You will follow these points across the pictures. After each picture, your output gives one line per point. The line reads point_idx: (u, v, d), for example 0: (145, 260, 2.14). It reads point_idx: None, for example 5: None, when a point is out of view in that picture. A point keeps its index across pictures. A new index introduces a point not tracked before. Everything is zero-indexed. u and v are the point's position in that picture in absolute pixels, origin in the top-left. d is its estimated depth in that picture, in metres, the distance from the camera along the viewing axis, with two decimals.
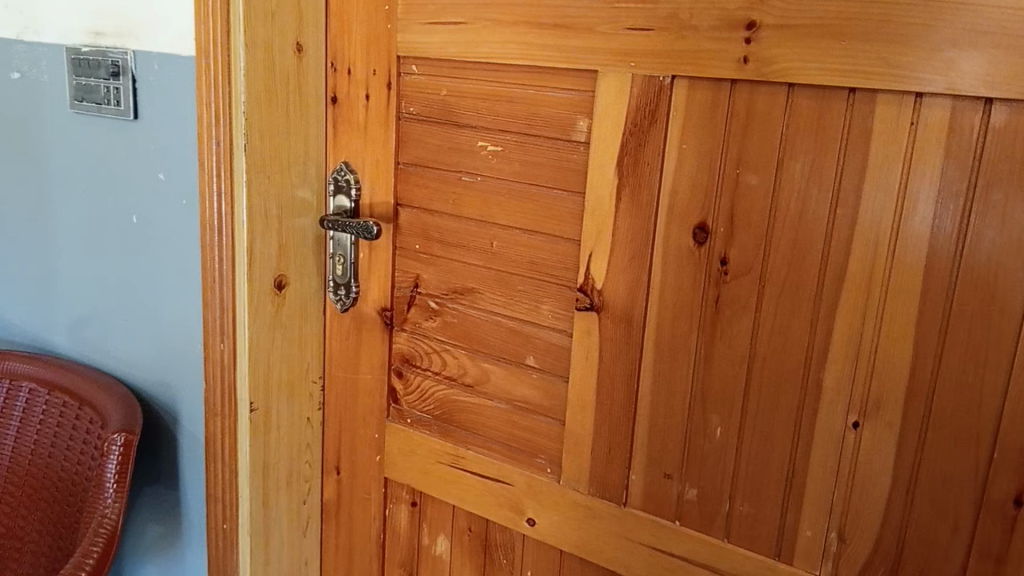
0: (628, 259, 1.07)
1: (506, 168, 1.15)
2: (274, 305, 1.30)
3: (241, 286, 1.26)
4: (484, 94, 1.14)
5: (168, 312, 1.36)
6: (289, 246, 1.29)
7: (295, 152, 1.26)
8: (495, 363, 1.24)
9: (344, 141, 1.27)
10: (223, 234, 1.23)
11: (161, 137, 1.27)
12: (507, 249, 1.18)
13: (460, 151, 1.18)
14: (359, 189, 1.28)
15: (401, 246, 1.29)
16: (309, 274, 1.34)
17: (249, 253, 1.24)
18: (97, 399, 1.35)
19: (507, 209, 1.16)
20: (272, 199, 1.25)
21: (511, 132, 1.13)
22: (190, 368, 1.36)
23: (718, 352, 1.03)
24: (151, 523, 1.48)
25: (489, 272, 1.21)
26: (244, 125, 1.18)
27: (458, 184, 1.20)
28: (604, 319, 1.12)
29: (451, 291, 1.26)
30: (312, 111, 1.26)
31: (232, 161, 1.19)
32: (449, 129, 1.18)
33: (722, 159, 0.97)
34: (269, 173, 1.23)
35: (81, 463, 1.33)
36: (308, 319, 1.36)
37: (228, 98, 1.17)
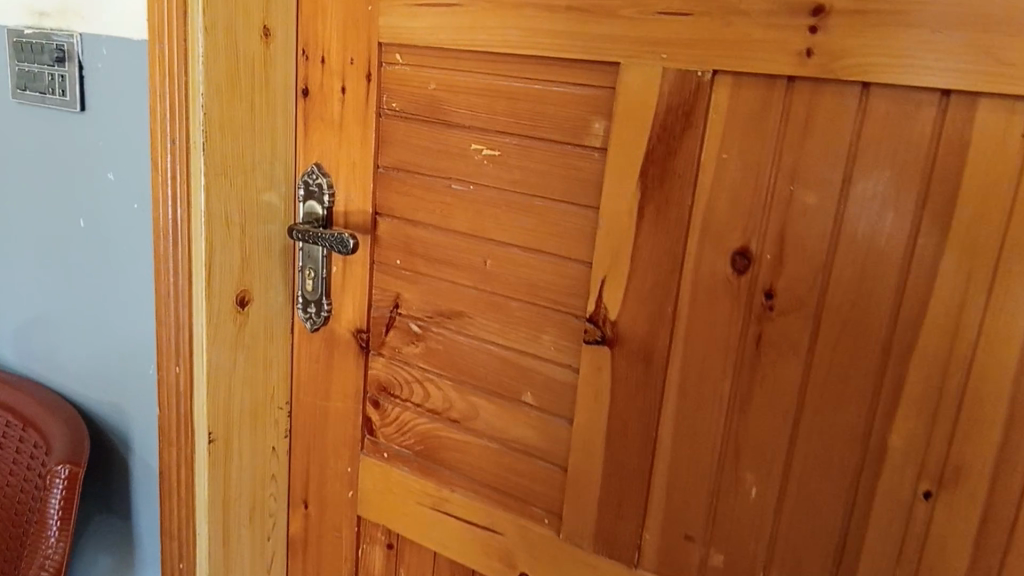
0: (650, 287, 0.90)
1: (504, 176, 0.97)
2: (235, 323, 1.07)
3: (198, 306, 1.02)
4: (479, 89, 0.96)
5: (120, 342, 1.12)
6: (252, 257, 1.07)
7: (261, 151, 1.05)
8: (486, 399, 1.03)
9: (316, 141, 1.07)
10: (178, 244, 1.00)
11: (110, 132, 1.03)
12: (504, 268, 0.99)
13: (449, 154, 1.00)
14: (332, 193, 1.07)
15: (381, 260, 1.08)
16: (275, 285, 1.11)
17: (210, 265, 1.02)
18: (39, 420, 1.11)
19: (505, 224, 0.98)
20: (235, 204, 1.03)
21: (513, 134, 0.95)
22: (144, 400, 1.12)
23: (757, 400, 0.87)
24: (99, 556, 1.24)
25: (480, 294, 1.02)
26: (203, 116, 0.97)
27: (445, 194, 1.01)
28: (618, 356, 0.93)
29: (436, 313, 1.05)
30: (281, 104, 1.05)
31: (188, 160, 0.98)
32: (439, 129, 1.00)
33: (773, 172, 0.82)
34: (232, 177, 1.02)
35: (21, 491, 1.09)
36: (276, 344, 1.13)
37: (183, 85, 0.96)
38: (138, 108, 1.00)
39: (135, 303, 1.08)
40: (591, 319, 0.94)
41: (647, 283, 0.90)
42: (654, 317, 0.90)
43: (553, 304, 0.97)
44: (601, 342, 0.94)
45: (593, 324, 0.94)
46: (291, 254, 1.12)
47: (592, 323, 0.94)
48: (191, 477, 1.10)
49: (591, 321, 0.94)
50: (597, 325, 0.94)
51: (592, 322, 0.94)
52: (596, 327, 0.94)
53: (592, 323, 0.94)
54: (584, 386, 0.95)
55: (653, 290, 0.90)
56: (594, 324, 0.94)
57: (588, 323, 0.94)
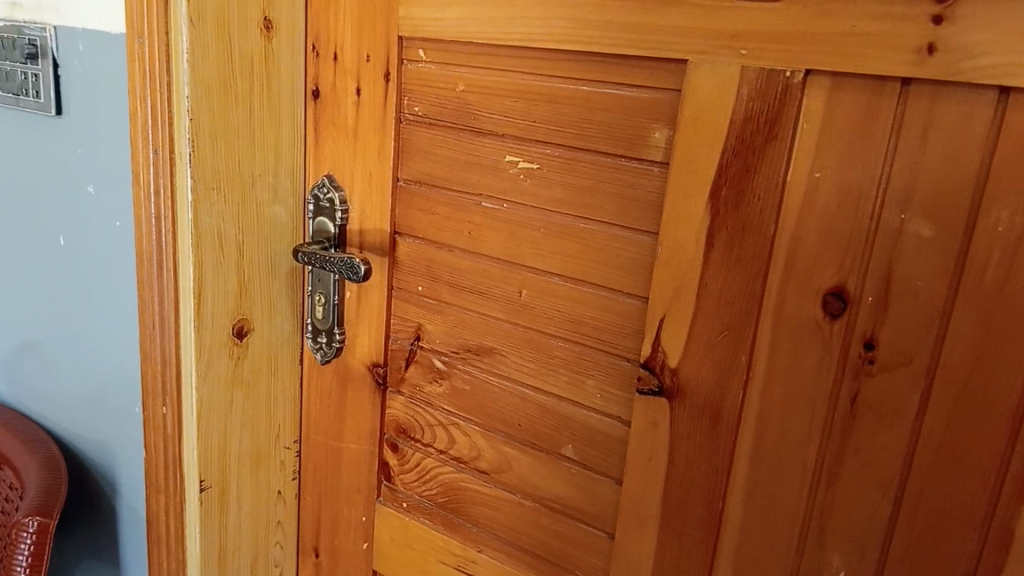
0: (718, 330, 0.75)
1: (544, 193, 0.82)
2: (230, 358, 0.92)
3: (185, 339, 0.89)
4: (515, 92, 0.82)
5: (102, 375, 1.00)
6: (250, 282, 0.92)
7: (260, 162, 0.91)
8: (521, 450, 0.88)
9: (328, 149, 0.93)
10: (163, 270, 0.87)
11: (88, 140, 0.91)
12: (543, 300, 0.84)
13: (479, 167, 0.85)
14: (345, 209, 0.93)
15: (400, 285, 0.93)
16: (280, 311, 0.97)
17: (200, 292, 0.88)
18: (16, 459, 1.01)
19: (545, 248, 0.83)
20: (231, 223, 0.89)
21: (555, 144, 0.81)
22: (128, 439, 1.00)
23: (850, 470, 0.72)
24: None
25: (514, 330, 0.86)
26: (190, 124, 0.83)
27: (477, 212, 0.86)
28: (679, 410, 0.78)
29: (462, 348, 0.90)
30: (284, 107, 0.92)
31: (173, 174, 0.84)
32: (467, 138, 0.86)
33: (878, 197, 0.67)
34: (226, 192, 0.88)
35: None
36: (281, 380, 0.99)
37: (168, 87, 0.83)
38: (116, 113, 0.88)
39: (117, 332, 0.96)
40: (648, 366, 0.79)
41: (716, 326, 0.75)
42: (720, 365, 0.76)
43: (603, 346, 0.81)
44: (659, 393, 0.79)
45: (650, 372, 0.79)
46: (299, 276, 0.97)
47: (650, 372, 0.79)
48: (182, 530, 0.96)
49: (648, 369, 0.79)
50: (655, 373, 0.78)
51: (649, 370, 0.79)
52: (654, 376, 0.78)
53: (649, 371, 0.79)
54: (637, 443, 0.80)
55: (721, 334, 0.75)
56: (652, 372, 0.78)
57: (645, 371, 0.79)
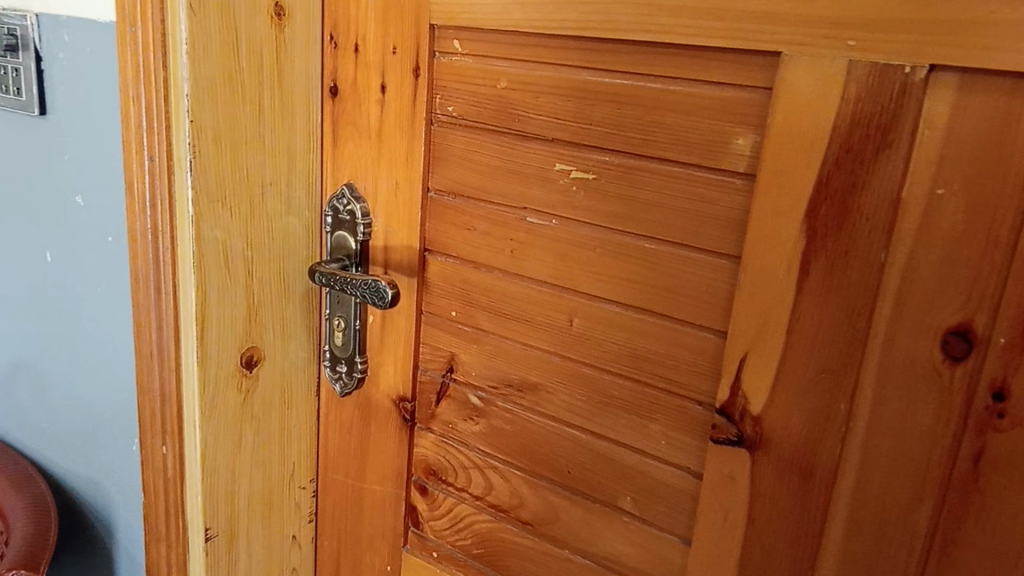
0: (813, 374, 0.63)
1: (601, 207, 0.71)
2: (239, 393, 0.81)
3: (189, 373, 0.77)
4: (567, 89, 0.70)
5: (95, 406, 0.89)
6: (260, 306, 0.81)
7: (271, 168, 0.79)
8: (569, 501, 0.77)
9: (348, 154, 0.82)
10: (160, 294, 0.76)
11: (74, 144, 0.80)
12: (599, 331, 0.73)
13: (523, 177, 0.74)
14: (367, 223, 0.82)
15: (429, 310, 0.82)
16: (295, 337, 0.85)
17: (204, 320, 0.76)
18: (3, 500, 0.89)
19: (602, 271, 0.72)
20: (239, 240, 0.78)
21: (614, 151, 0.69)
22: (126, 480, 0.89)
23: (970, 540, 0.61)
24: None
25: (564, 364, 0.75)
26: (190, 128, 0.72)
27: (521, 228, 0.75)
28: (761, 463, 0.67)
29: (502, 383, 0.79)
30: (298, 106, 0.80)
31: (171, 184, 0.73)
32: (509, 143, 0.74)
33: (1018, 219, 0.55)
34: (232, 203, 0.76)
35: None
36: (296, 413, 0.88)
37: (166, 84, 0.71)
38: (106, 113, 0.77)
39: (110, 360, 0.86)
40: (724, 412, 0.67)
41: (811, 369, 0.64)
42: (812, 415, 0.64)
43: (670, 386, 0.70)
44: (739, 443, 0.67)
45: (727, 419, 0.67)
46: (315, 297, 0.86)
47: (727, 419, 0.67)
48: None
49: (724, 415, 0.67)
50: (733, 420, 0.67)
51: (726, 416, 0.67)
52: (731, 424, 0.67)
53: (726, 418, 0.67)
54: (710, 500, 0.69)
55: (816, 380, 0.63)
56: (729, 419, 0.67)
57: (720, 418, 0.67)
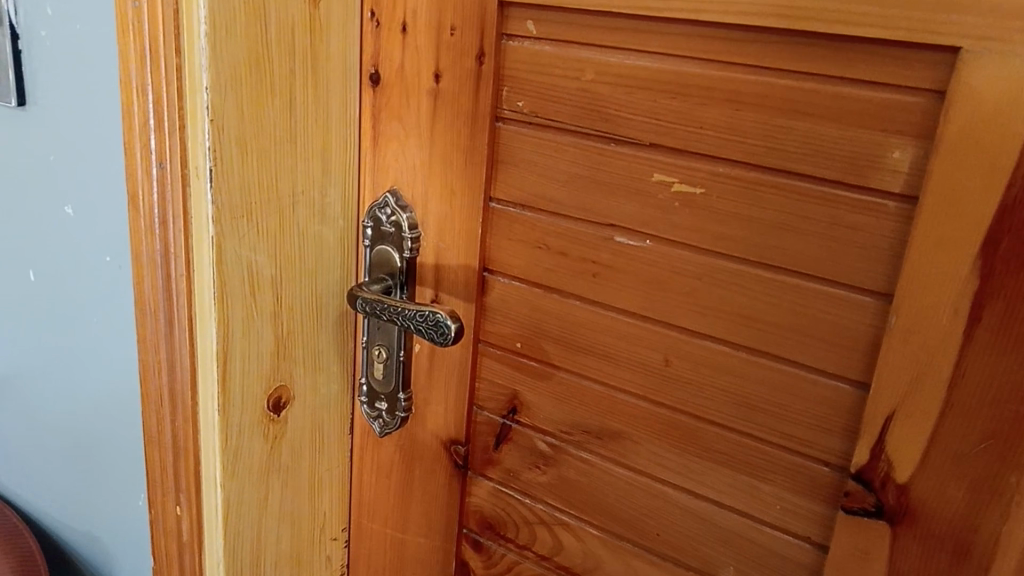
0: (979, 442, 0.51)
1: (709, 228, 0.58)
2: (265, 440, 0.71)
3: (208, 424, 0.67)
4: (671, 85, 0.57)
5: (89, 441, 0.79)
6: (290, 337, 0.70)
7: (303, 176, 0.67)
8: (654, 568, 0.67)
9: (391, 154, 0.69)
10: (173, 328, 0.65)
11: (63, 148, 0.71)
12: (700, 375, 0.60)
13: (611, 189, 0.61)
14: (415, 236, 0.69)
15: (488, 341, 0.70)
16: (327, 368, 0.75)
17: (225, 362, 0.65)
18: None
19: (707, 305, 0.59)
20: (267, 263, 0.66)
21: (730, 161, 0.56)
22: (128, 531, 0.79)
23: None
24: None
25: (652, 414, 0.63)
26: (211, 126, 0.59)
27: (604, 249, 0.62)
28: (904, 540, 0.55)
29: (576, 428, 0.67)
30: (335, 98, 0.67)
31: (186, 198, 0.61)
32: (594, 148, 0.61)
33: None
34: (261, 219, 0.64)
35: None
36: (329, 448, 0.78)
37: (180, 76, 0.58)
38: (100, 115, 0.66)
39: (107, 391, 0.76)
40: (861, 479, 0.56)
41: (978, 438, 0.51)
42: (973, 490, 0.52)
43: (788, 442, 0.58)
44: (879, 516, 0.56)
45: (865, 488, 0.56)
46: (348, 322, 0.75)
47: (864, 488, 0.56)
48: None
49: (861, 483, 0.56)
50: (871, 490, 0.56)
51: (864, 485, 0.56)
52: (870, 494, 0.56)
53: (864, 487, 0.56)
54: None
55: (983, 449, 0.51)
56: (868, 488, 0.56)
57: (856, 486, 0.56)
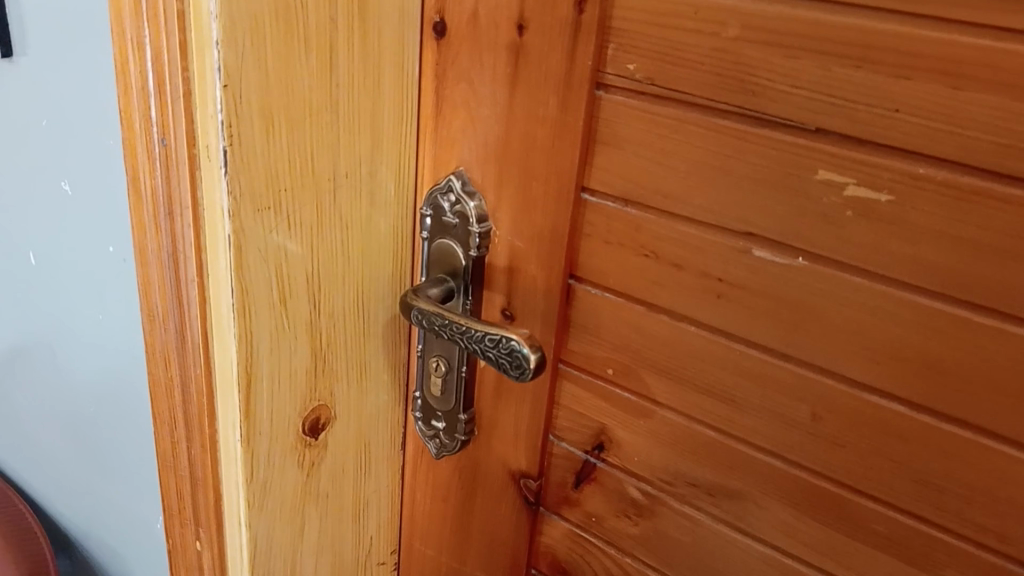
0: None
1: (893, 248, 0.43)
2: (301, 467, 0.59)
3: (230, 455, 0.55)
4: (855, 48, 0.41)
5: (117, 440, 0.72)
6: (329, 350, 0.57)
7: (346, 153, 0.53)
8: None
9: (458, 126, 0.55)
10: (185, 344, 0.53)
11: (57, 113, 0.61)
12: (861, 437, 0.46)
13: (750, 185, 0.46)
14: (484, 231, 0.56)
15: (571, 362, 0.57)
16: (375, 380, 0.62)
17: (250, 384, 0.53)
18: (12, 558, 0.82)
19: (882, 348, 0.44)
20: (301, 264, 0.53)
21: (934, 160, 0.40)
22: (148, 532, 0.74)
23: None
24: None
25: (787, 475, 0.50)
26: (223, 92, 0.45)
27: (736, 263, 0.48)
28: None
29: (683, 480, 0.55)
30: (389, 53, 0.52)
31: (195, 184, 0.48)
32: (733, 129, 0.46)
33: None
34: (292, 209, 0.51)
35: None
36: (377, 469, 0.66)
37: (183, 26, 0.44)
38: (94, 76, 0.56)
39: (124, 389, 0.68)
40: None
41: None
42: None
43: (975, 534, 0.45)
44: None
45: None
46: (402, 327, 0.62)
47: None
48: None
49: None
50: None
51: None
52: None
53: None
54: None
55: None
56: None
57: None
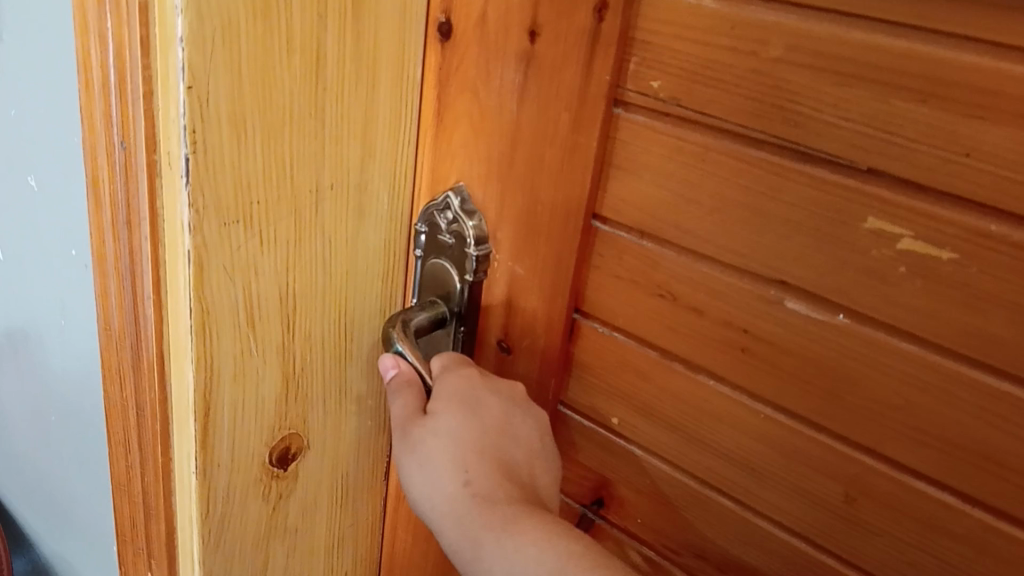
0: (502, 525, 0.45)
1: (955, 316, 0.38)
2: (266, 501, 0.51)
3: (185, 488, 0.48)
4: (920, 80, 0.35)
5: (74, 450, 0.68)
6: (304, 376, 0.49)
7: (330, 161, 0.44)
8: None
9: (460, 139, 0.47)
10: (140, 365, 0.47)
11: (23, 100, 0.56)
12: (899, 524, 0.43)
13: (787, 228, 0.41)
14: (482, 254, 0.49)
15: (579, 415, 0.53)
16: (355, 408, 0.54)
17: (208, 414, 0.45)
18: None
19: (931, 433, 0.40)
20: (273, 285, 0.45)
21: (1006, 216, 0.35)
22: (99, 541, 0.70)
23: None
24: None
25: (798, 554, 0.47)
26: (188, 95, 0.37)
27: (766, 316, 0.43)
28: None
29: (694, 553, 0.52)
30: (386, 50, 0.44)
31: (156, 192, 0.41)
32: (771, 163, 0.40)
33: None
34: (265, 224, 0.43)
35: None
36: (355, 506, 0.58)
37: (147, 16, 0.37)
38: (58, 65, 0.52)
39: (83, 397, 0.64)
40: None
41: (496, 513, 0.45)
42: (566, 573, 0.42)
43: None
44: None
45: None
46: None
47: None
48: None
49: None
50: None
51: None
52: None
53: None
54: None
55: (516, 520, 0.45)
56: None
57: None
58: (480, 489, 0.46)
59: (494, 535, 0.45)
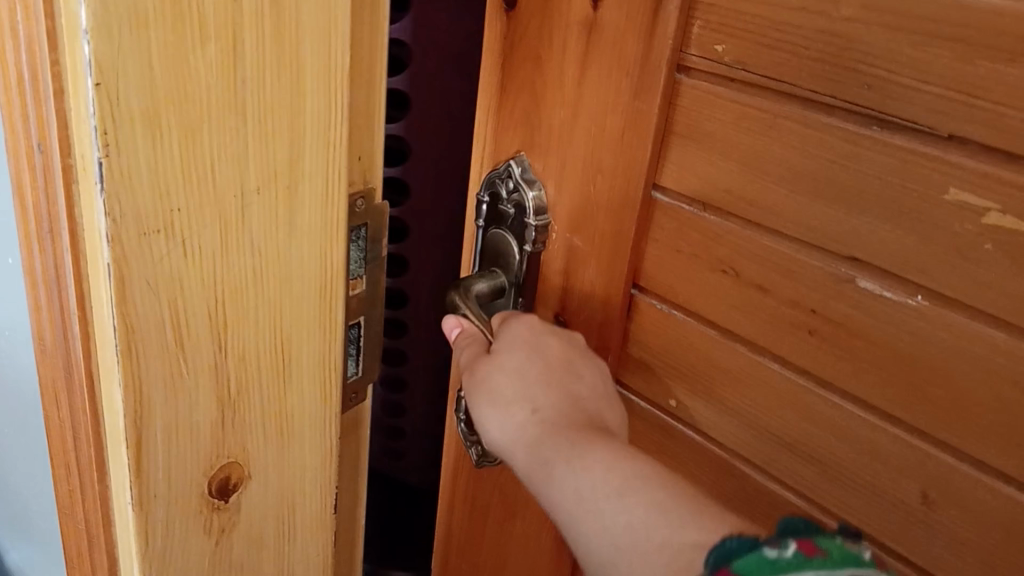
0: (570, 445, 0.42)
1: None
2: (207, 537, 0.43)
3: (123, 522, 0.40)
4: (1014, 39, 0.32)
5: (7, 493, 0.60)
6: (240, 399, 0.41)
7: (256, 154, 0.36)
8: None
9: (519, 107, 0.48)
10: (59, 389, 0.40)
11: None
12: (975, 525, 0.40)
13: (860, 201, 0.38)
14: (541, 225, 0.49)
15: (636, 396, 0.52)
16: (298, 435, 0.45)
17: (140, 446, 0.38)
18: None
19: (1016, 428, 0.37)
20: (201, 302, 0.37)
21: None
22: None
23: None
24: None
25: None
26: (96, 93, 0.30)
27: (835, 295, 0.41)
28: None
29: None
30: (311, 18, 0.36)
31: (73, 203, 0.34)
32: (843, 131, 0.38)
33: None
34: (190, 232, 0.35)
35: None
36: (304, 551, 0.49)
37: (51, 4, 0.30)
38: None
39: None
40: (736, 544, 0.32)
41: (564, 433, 0.43)
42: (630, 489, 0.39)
43: None
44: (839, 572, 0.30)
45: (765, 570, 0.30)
46: (334, 367, 0.45)
47: None
48: None
49: None
50: (785, 561, 0.30)
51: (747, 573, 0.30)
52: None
53: None
54: None
55: (583, 444, 0.42)
56: (763, 563, 0.30)
57: None
58: (547, 415, 0.44)
59: (563, 455, 0.42)
